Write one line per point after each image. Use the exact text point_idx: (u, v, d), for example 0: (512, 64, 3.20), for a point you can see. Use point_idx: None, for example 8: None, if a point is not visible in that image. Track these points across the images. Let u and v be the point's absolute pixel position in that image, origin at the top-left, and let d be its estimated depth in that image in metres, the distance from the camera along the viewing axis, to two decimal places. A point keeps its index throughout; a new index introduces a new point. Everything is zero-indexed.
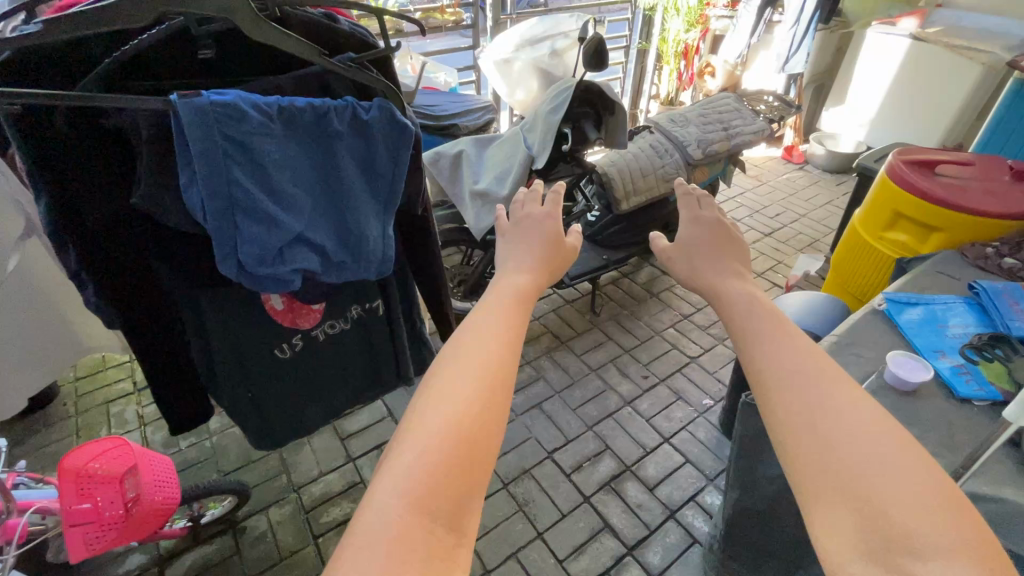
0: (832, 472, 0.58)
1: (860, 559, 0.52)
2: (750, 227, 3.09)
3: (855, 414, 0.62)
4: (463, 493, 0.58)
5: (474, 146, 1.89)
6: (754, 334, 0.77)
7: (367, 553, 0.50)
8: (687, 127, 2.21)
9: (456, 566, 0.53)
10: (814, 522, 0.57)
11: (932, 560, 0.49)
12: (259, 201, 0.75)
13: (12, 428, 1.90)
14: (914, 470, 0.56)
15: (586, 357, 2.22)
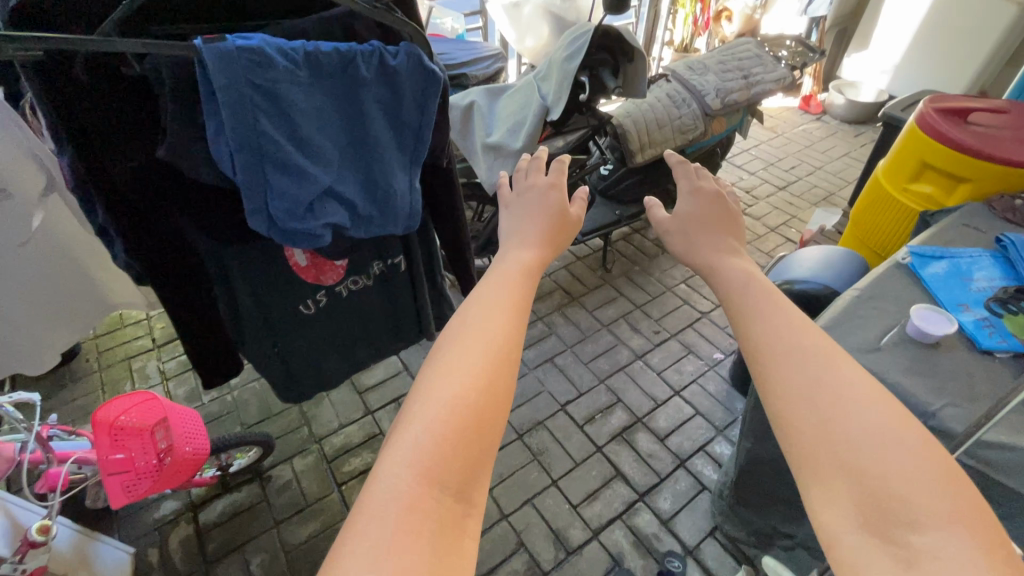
0: (828, 442, 0.60)
1: (855, 532, 0.55)
2: (765, 181, 3.03)
3: (853, 389, 0.63)
4: (471, 467, 0.59)
5: (485, 98, 1.83)
6: (750, 312, 0.78)
7: (377, 523, 0.53)
8: (706, 76, 2.12)
9: (465, 537, 0.55)
10: (812, 496, 0.59)
11: (925, 531, 0.52)
12: (289, 153, 0.74)
13: (38, 383, 1.95)
14: (910, 442, 0.58)
15: (598, 312, 2.23)
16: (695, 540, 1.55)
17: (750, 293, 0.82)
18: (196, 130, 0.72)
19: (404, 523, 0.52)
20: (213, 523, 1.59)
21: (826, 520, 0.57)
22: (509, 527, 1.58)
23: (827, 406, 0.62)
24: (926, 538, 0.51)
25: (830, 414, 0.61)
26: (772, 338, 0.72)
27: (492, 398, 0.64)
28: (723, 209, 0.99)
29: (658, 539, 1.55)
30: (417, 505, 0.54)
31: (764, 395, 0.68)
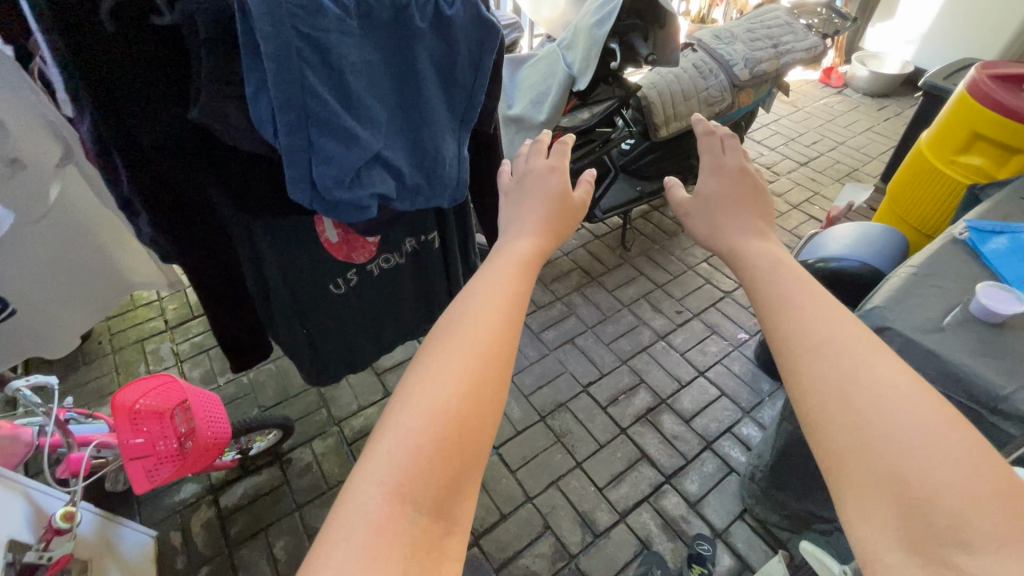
0: (873, 452, 0.53)
1: (900, 552, 0.49)
2: (786, 157, 2.94)
3: (900, 390, 0.56)
4: (451, 480, 0.57)
5: (507, 69, 1.77)
6: (778, 296, 0.73)
7: (346, 544, 0.51)
8: (734, 45, 2.03)
9: (441, 556, 0.53)
10: (847, 507, 0.54)
11: (981, 553, 0.45)
12: (336, 114, 0.70)
13: (51, 366, 1.91)
14: (966, 452, 0.51)
15: (618, 292, 2.18)
16: (724, 523, 1.53)
17: (785, 280, 0.77)
18: (234, 86, 0.67)
19: (370, 547, 0.51)
20: (234, 506, 1.57)
21: (864, 535, 0.51)
22: (534, 509, 1.56)
23: (870, 410, 0.55)
24: (983, 561, 0.45)
25: (871, 419, 0.55)
26: (807, 327, 0.65)
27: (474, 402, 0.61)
28: (749, 188, 0.95)
29: (686, 522, 1.53)
30: (386, 526, 0.52)
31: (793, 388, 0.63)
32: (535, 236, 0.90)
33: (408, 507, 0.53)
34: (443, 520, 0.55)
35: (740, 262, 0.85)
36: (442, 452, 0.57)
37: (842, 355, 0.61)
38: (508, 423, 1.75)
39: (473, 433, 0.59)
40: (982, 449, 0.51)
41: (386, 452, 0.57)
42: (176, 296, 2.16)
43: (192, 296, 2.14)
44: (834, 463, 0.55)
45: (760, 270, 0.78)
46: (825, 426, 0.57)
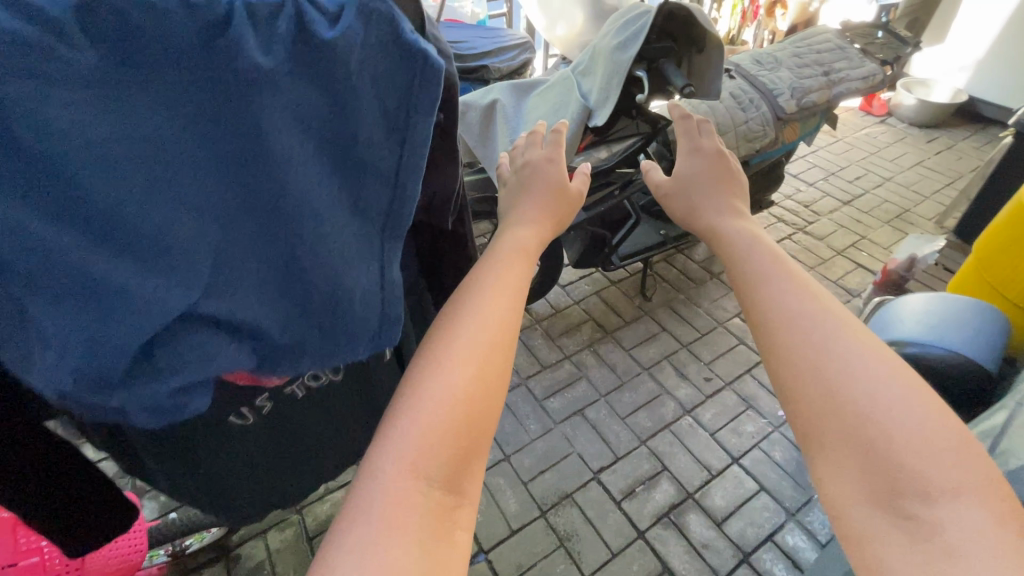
0: (850, 420, 0.66)
1: (866, 503, 0.63)
2: (827, 193, 2.63)
3: (870, 371, 0.69)
4: (462, 454, 0.75)
5: (511, 95, 1.50)
6: (761, 280, 0.84)
7: (374, 510, 0.69)
8: (778, 72, 1.75)
9: (456, 513, 0.73)
10: (820, 467, 0.68)
11: (936, 502, 0.59)
12: (116, 266, 0.47)
13: None
14: (926, 419, 0.64)
15: (636, 352, 1.89)
16: None
17: (760, 262, 0.88)
18: None
19: (391, 514, 0.68)
20: None
21: (834, 490, 0.66)
22: None
23: (846, 394, 0.68)
24: (939, 509, 0.59)
25: (846, 400, 0.68)
26: (785, 313, 0.78)
27: (477, 398, 0.77)
28: (723, 168, 1.07)
29: None
30: (402, 497, 0.70)
31: (775, 368, 0.76)
32: (535, 224, 1.04)
33: (423, 483, 0.71)
34: (453, 495, 0.74)
35: (721, 243, 0.95)
36: (452, 437, 0.74)
37: (820, 347, 0.72)
38: (501, 519, 1.46)
39: (478, 409, 0.77)
40: (936, 417, 0.65)
41: (407, 432, 0.74)
42: None
43: None
44: (814, 430, 0.69)
45: (745, 261, 0.89)
46: (804, 399, 0.71)
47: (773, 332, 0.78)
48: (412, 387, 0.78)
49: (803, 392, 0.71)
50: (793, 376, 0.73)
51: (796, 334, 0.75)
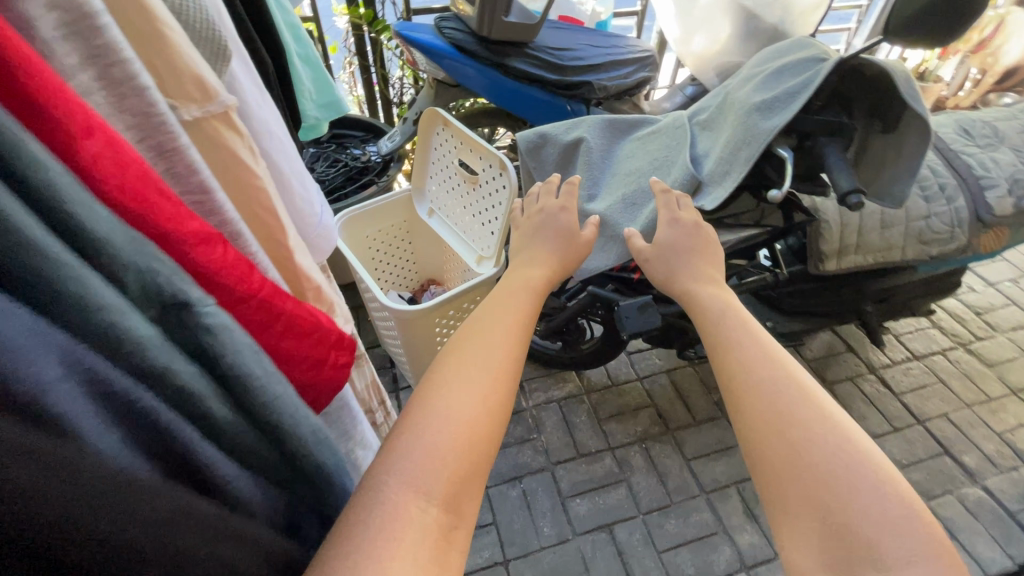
0: (810, 491, 0.58)
1: (824, 574, 0.54)
2: (1013, 301, 1.99)
3: (830, 442, 0.60)
4: (464, 477, 0.63)
5: (604, 137, 1.16)
6: (728, 341, 0.74)
7: (361, 525, 0.55)
8: (996, 153, 1.24)
9: (452, 543, 0.58)
10: (781, 537, 0.59)
11: (892, 572, 0.51)
12: None
13: None
14: (881, 487, 0.56)
15: (697, 464, 1.52)
16: None
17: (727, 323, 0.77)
18: None
19: (386, 527, 0.55)
20: None
21: (795, 559, 0.57)
22: None
23: (810, 472, 0.58)
24: None
25: (812, 472, 0.58)
26: (749, 374, 0.68)
27: (481, 413, 0.68)
28: (707, 239, 0.90)
29: None
30: (401, 511, 0.57)
31: (743, 432, 0.66)
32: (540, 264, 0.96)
33: (422, 497, 0.58)
34: (453, 516, 0.60)
35: (691, 305, 0.83)
36: (458, 450, 0.63)
37: (785, 413, 0.63)
38: None
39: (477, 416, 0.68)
40: (900, 486, 0.56)
41: (412, 442, 0.63)
42: None
43: None
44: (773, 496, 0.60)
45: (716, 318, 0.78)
46: (765, 467, 0.62)
47: (743, 404, 0.67)
48: (421, 397, 0.68)
49: (768, 463, 0.62)
50: (755, 447, 0.64)
51: (759, 402, 0.65)
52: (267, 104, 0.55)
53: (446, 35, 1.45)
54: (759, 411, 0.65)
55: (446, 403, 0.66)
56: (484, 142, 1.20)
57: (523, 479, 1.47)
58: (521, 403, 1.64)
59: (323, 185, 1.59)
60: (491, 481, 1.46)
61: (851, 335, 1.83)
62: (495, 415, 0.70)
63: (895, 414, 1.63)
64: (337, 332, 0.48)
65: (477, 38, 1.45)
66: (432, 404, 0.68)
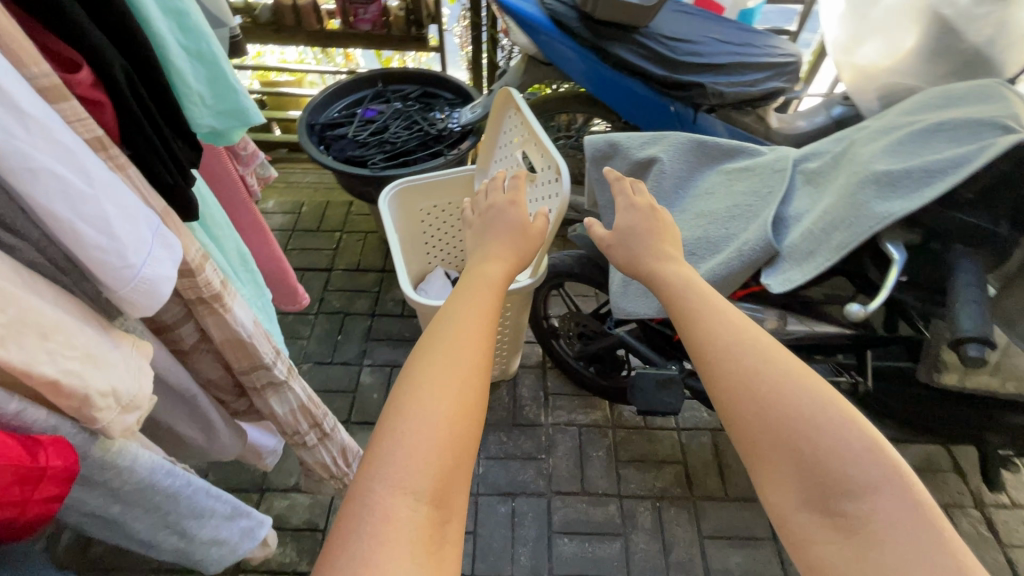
0: (787, 440, 0.60)
1: (802, 511, 0.59)
2: None
3: (803, 397, 0.61)
4: (449, 472, 0.68)
5: (684, 162, 0.95)
6: (695, 315, 0.72)
7: (356, 536, 0.62)
8: None
9: (443, 530, 0.65)
10: (759, 481, 0.63)
11: (860, 498, 0.56)
12: None
13: None
14: (850, 429, 0.59)
15: (711, 545, 1.33)
16: None
17: (692, 295, 0.74)
18: None
19: (380, 533, 0.62)
20: None
21: (773, 498, 0.61)
22: None
23: (787, 425, 0.60)
24: (865, 506, 0.56)
25: (790, 426, 0.60)
26: (719, 343, 0.67)
27: (460, 408, 0.72)
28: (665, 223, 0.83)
29: None
30: (392, 515, 0.63)
31: (718, 400, 0.66)
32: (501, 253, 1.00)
33: (410, 498, 0.64)
34: (441, 508, 0.66)
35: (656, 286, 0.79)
36: (440, 451, 0.68)
37: (761, 378, 0.63)
38: None
39: (456, 415, 0.71)
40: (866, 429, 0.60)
41: (392, 451, 0.67)
42: None
43: None
44: (750, 445, 0.62)
45: (690, 296, 0.74)
46: (744, 427, 0.63)
47: (719, 374, 0.66)
48: (397, 406, 0.71)
49: (746, 421, 0.63)
50: (730, 408, 0.64)
51: (736, 370, 0.65)
52: (40, 131, 0.43)
53: (546, 4, 1.28)
54: (734, 373, 0.65)
55: (422, 411, 0.69)
56: (546, 138, 1.10)
57: (517, 498, 1.40)
58: (540, 416, 1.54)
59: (394, 146, 1.55)
60: (484, 489, 1.40)
61: (966, 453, 1.46)
62: (472, 408, 0.73)
63: (995, 570, 1.29)
64: (32, 466, 0.44)
65: (581, 14, 1.26)
66: (409, 410, 0.70)
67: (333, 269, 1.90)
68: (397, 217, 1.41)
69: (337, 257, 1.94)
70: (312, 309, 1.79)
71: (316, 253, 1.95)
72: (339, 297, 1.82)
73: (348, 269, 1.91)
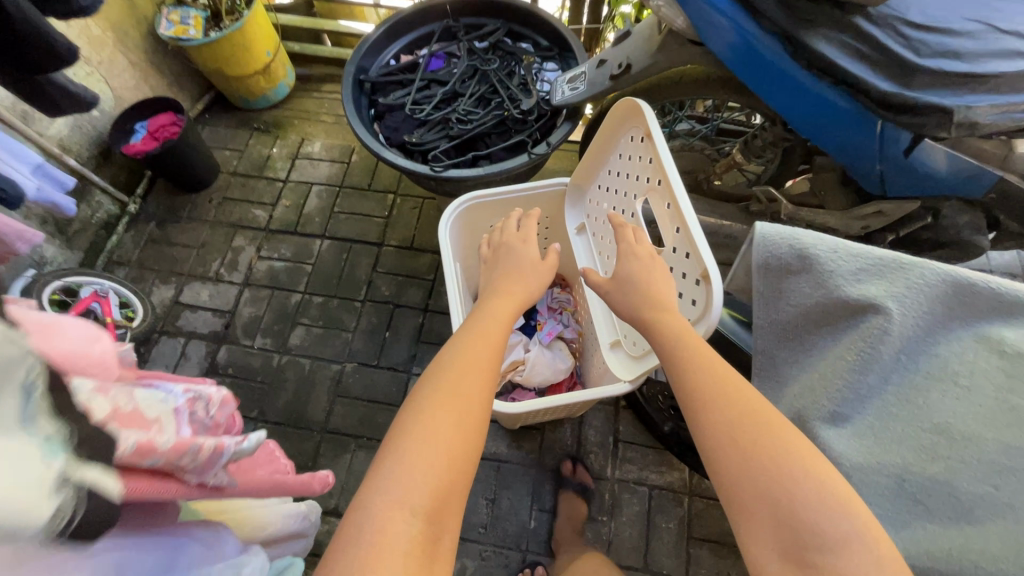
0: (765, 491, 0.56)
1: (780, 564, 0.53)
2: None
3: (780, 450, 0.57)
4: (448, 489, 0.65)
5: (922, 319, 0.59)
6: (678, 356, 0.71)
7: (350, 553, 0.58)
8: None
9: (435, 557, 0.61)
10: (740, 533, 0.56)
11: (834, 553, 0.51)
12: None
13: (164, 198, 1.73)
14: (820, 481, 0.55)
15: None
16: None
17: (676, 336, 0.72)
18: None
19: (373, 547, 0.58)
20: None
21: (751, 550, 0.55)
22: None
23: (762, 474, 0.56)
24: (842, 564, 0.50)
25: (768, 475, 0.56)
26: (697, 381, 0.66)
27: (462, 424, 0.70)
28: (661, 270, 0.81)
29: None
30: (388, 528, 0.60)
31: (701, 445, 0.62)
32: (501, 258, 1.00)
33: (406, 513, 0.61)
34: (435, 526, 0.62)
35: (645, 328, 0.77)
36: (441, 465, 0.65)
37: (741, 423, 0.60)
38: None
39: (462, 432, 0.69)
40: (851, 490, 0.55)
41: (391, 465, 0.65)
42: (301, 188, 1.74)
43: (307, 208, 1.71)
44: (731, 493, 0.58)
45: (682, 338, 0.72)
46: (724, 473, 0.59)
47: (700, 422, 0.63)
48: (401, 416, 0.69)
49: (729, 474, 0.59)
50: (712, 457, 0.60)
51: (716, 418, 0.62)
52: None
53: None
54: (716, 418, 0.62)
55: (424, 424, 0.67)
56: (689, 214, 0.73)
57: None
58: (606, 468, 1.35)
59: (462, 129, 1.18)
60: (533, 547, 1.28)
61: None
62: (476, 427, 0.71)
63: None
64: None
65: None
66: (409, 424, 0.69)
67: (384, 245, 1.64)
68: (461, 236, 1.12)
69: (389, 229, 1.66)
70: (359, 295, 1.57)
71: (366, 221, 1.68)
72: (389, 284, 1.58)
73: (401, 246, 1.64)
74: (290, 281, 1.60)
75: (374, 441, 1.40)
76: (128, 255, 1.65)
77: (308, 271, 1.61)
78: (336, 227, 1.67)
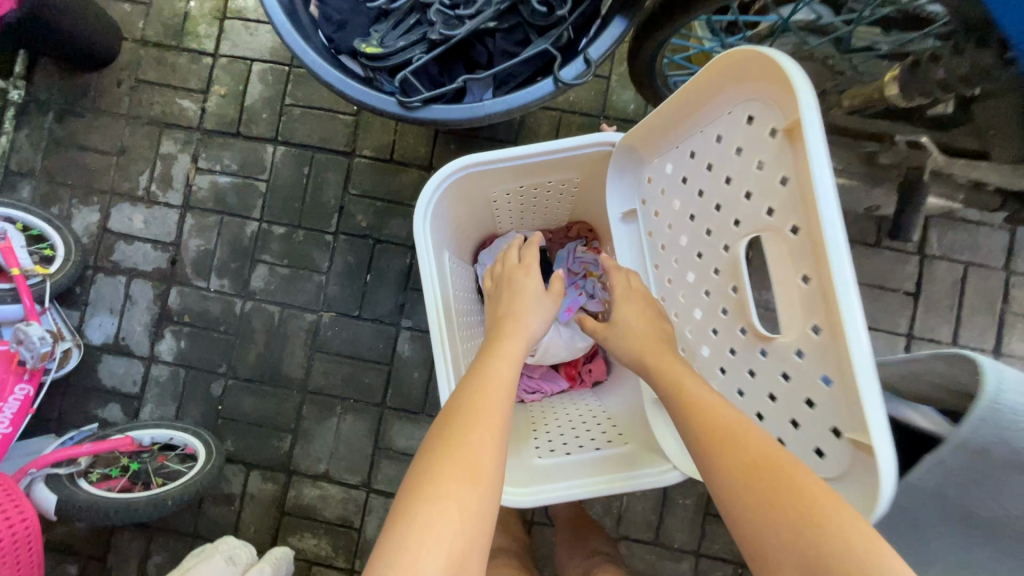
0: (784, 547, 0.48)
1: None
2: None
3: (789, 497, 0.49)
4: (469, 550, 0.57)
5: None
6: (681, 395, 0.62)
7: None
8: None
9: None
10: None
11: None
12: None
13: (57, 81, 1.28)
14: (836, 525, 0.47)
15: None
16: None
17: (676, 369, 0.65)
18: None
19: None
20: None
21: None
22: None
23: (781, 526, 0.49)
24: None
25: (784, 527, 0.49)
26: (692, 424, 0.59)
27: (475, 463, 0.61)
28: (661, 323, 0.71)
29: None
30: None
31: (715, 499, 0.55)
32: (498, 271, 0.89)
33: None
34: None
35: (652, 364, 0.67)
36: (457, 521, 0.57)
37: (745, 469, 0.53)
38: None
39: (476, 482, 0.60)
40: (869, 531, 0.46)
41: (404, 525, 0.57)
42: (237, 66, 1.28)
43: (250, 98, 1.27)
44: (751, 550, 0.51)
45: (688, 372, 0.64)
46: (738, 528, 0.52)
47: (708, 463, 0.56)
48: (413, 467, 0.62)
49: (746, 518, 0.51)
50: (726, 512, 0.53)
51: (726, 457, 0.54)
52: None
53: None
54: (715, 465, 0.55)
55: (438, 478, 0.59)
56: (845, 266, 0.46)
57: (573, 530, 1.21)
58: None
59: (446, 34, 0.76)
60: (538, 516, 1.21)
61: None
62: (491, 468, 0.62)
63: None
64: None
65: None
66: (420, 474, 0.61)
67: (356, 156, 1.26)
68: (452, 206, 0.82)
69: (361, 134, 1.26)
70: (330, 226, 1.25)
71: (329, 119, 1.26)
72: (365, 212, 1.25)
73: (378, 159, 1.25)
74: (241, 204, 1.26)
75: (361, 403, 1.23)
76: (30, 162, 1.28)
77: (262, 190, 1.27)
78: (290, 127, 1.26)
